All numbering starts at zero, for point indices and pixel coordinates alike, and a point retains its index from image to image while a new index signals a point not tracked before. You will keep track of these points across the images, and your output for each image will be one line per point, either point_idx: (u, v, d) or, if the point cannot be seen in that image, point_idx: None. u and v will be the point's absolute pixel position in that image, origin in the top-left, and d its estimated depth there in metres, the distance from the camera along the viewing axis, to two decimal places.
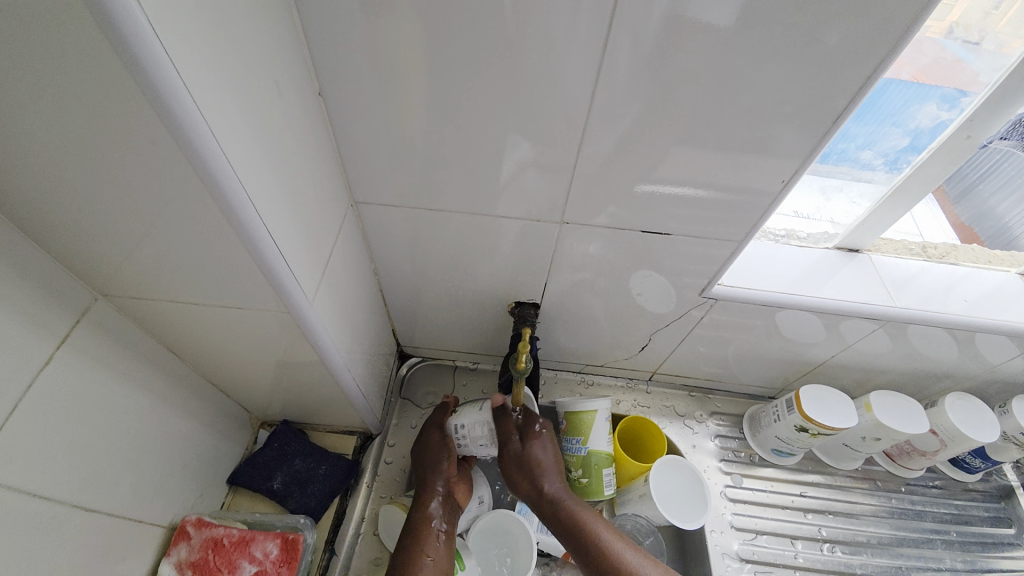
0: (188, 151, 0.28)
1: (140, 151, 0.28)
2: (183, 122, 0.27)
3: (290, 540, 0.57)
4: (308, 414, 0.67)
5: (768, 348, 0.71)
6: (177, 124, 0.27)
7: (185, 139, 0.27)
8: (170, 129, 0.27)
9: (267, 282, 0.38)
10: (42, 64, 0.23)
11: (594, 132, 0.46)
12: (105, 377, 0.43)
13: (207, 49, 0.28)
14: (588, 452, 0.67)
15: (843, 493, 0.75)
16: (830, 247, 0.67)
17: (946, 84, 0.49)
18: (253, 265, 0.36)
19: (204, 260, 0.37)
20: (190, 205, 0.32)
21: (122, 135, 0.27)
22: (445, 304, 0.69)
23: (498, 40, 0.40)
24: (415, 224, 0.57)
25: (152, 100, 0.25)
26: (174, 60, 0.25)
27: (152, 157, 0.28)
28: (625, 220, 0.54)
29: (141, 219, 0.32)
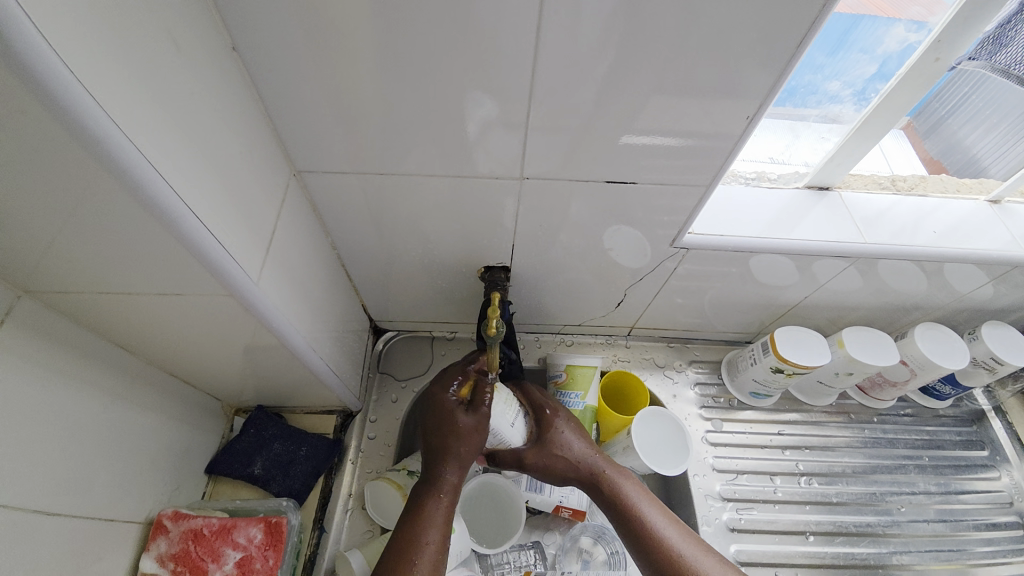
0: (71, 123, 0.24)
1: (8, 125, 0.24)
2: (56, 92, 0.23)
3: (273, 523, 0.56)
4: (283, 397, 0.66)
5: (743, 293, 0.71)
6: (47, 91, 0.23)
7: (55, 104, 0.23)
8: (37, 97, 0.23)
9: (203, 265, 0.35)
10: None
11: (549, 80, 0.42)
12: (44, 379, 0.40)
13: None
14: (584, 405, 0.71)
15: (819, 428, 0.78)
16: (801, 186, 0.65)
17: (908, 11, 0.48)
18: (181, 248, 0.33)
19: (125, 245, 0.33)
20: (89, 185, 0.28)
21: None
22: (413, 275, 0.67)
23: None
24: (370, 192, 0.53)
25: (5, 61, 0.21)
26: (27, 17, 0.22)
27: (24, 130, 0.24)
28: (589, 174, 0.52)
29: (37, 206, 0.28)
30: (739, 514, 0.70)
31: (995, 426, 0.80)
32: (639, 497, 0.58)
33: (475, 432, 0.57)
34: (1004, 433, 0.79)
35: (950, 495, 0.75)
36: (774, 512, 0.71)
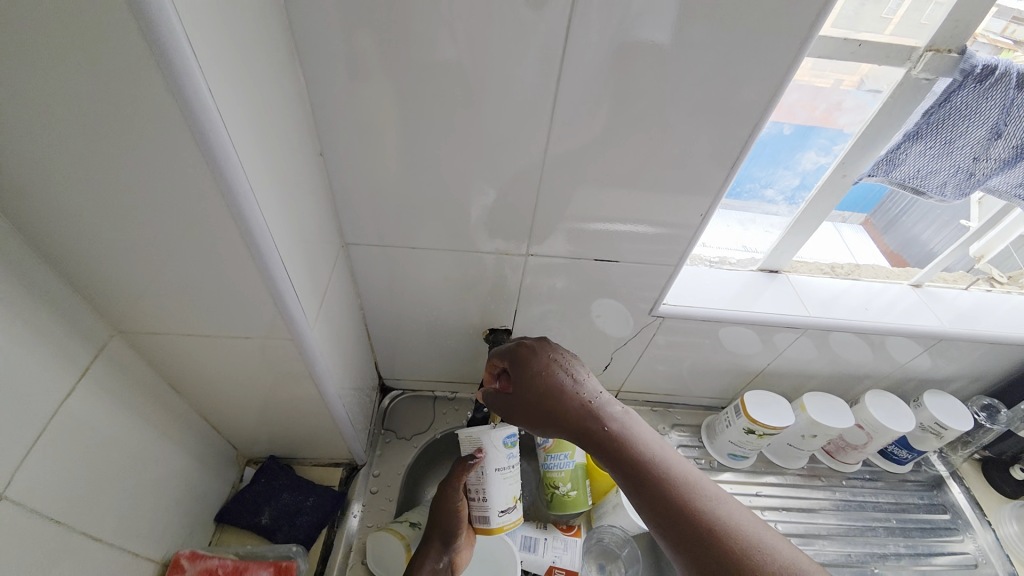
0: (231, 201, 0.35)
1: (186, 204, 0.34)
2: (234, 188, 0.34)
3: (283, 566, 0.57)
4: (295, 447, 0.70)
5: (714, 359, 0.80)
6: (228, 189, 0.34)
7: (230, 195, 0.34)
8: (219, 189, 0.34)
9: (277, 311, 0.44)
10: (115, 130, 0.30)
11: (552, 179, 0.55)
12: (115, 408, 0.46)
13: (248, 120, 0.35)
14: (575, 465, 0.74)
15: (795, 491, 0.83)
16: (755, 269, 0.77)
17: (833, 125, 0.59)
18: (267, 296, 0.42)
19: (222, 292, 0.42)
20: (219, 247, 0.38)
21: (175, 187, 0.33)
22: (423, 336, 0.75)
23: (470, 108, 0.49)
24: (399, 261, 0.63)
25: (207, 163, 0.32)
26: (232, 139, 0.33)
27: (195, 208, 0.35)
28: (581, 251, 0.63)
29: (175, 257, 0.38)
30: None
31: (956, 492, 0.85)
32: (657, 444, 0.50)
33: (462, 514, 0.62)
34: (964, 498, 0.85)
35: (920, 557, 0.79)
36: None
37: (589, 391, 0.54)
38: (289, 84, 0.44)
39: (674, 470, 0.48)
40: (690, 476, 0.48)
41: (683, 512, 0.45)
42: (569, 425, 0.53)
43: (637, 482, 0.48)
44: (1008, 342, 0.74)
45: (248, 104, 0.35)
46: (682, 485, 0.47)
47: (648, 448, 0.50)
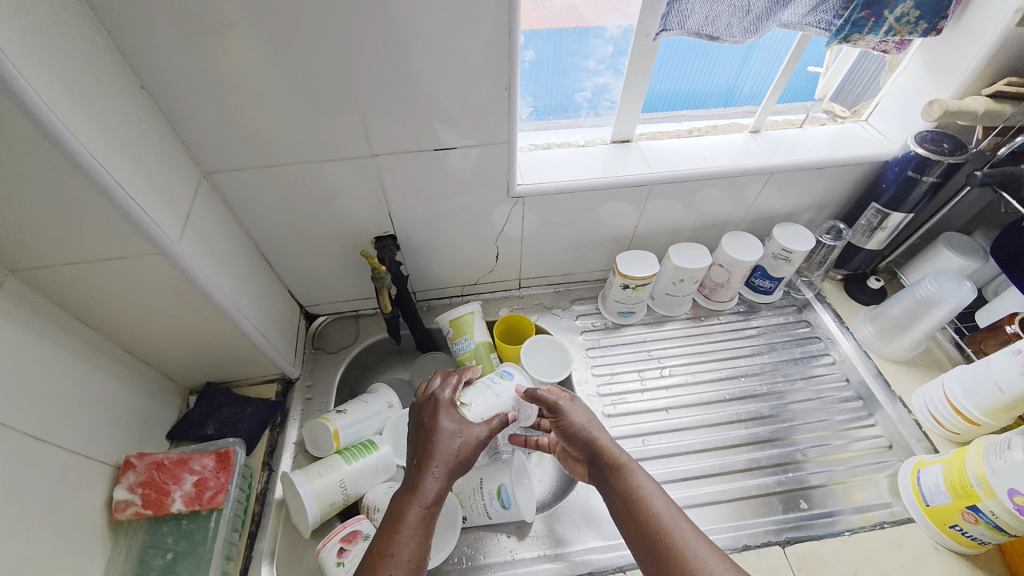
0: (34, 119, 0.40)
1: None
2: (31, 104, 0.40)
3: (222, 453, 0.66)
4: (227, 371, 0.79)
5: (591, 231, 0.89)
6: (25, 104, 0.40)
7: (30, 111, 0.40)
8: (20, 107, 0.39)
9: (132, 224, 0.51)
10: None
11: (368, 74, 0.58)
12: (27, 337, 0.53)
13: (38, 50, 0.41)
14: (476, 343, 0.86)
15: (669, 332, 0.95)
16: (608, 142, 0.85)
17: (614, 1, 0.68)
18: (114, 210, 0.49)
19: (75, 215, 0.48)
20: (48, 167, 0.44)
21: None
22: (321, 257, 0.83)
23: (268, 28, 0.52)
24: (267, 183, 0.69)
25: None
26: (11, 59, 0.38)
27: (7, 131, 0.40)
28: (422, 144, 0.67)
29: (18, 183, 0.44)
30: (616, 404, 0.85)
31: (820, 309, 0.96)
32: (648, 482, 0.58)
33: (460, 444, 0.62)
34: (826, 313, 0.95)
35: (781, 362, 0.91)
36: (641, 398, 0.86)
37: (598, 433, 0.64)
38: (80, 17, 0.47)
39: (653, 502, 0.56)
40: (672, 518, 0.55)
41: (652, 539, 0.54)
42: (577, 445, 0.65)
43: (620, 506, 0.58)
44: (831, 164, 0.83)
45: (31, 32, 0.41)
46: (659, 517, 0.55)
47: (636, 480, 0.59)
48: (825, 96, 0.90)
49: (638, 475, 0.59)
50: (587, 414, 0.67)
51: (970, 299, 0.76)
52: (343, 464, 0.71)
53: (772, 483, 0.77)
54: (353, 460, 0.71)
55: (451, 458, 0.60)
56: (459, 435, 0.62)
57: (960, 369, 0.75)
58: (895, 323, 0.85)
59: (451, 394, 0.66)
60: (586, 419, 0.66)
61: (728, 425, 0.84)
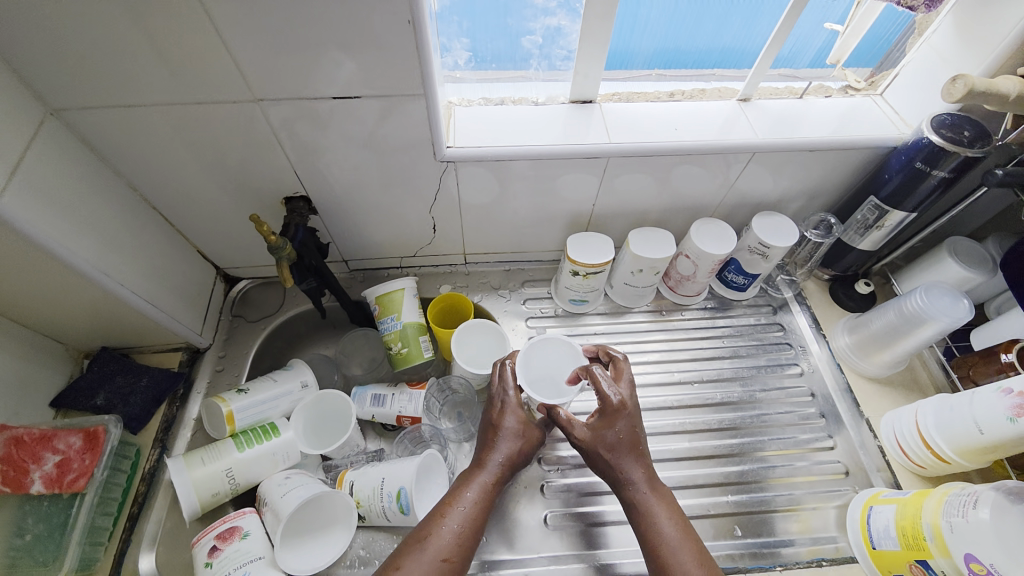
0: None
1: None
2: None
3: (92, 432, 0.62)
4: (122, 337, 0.72)
5: (542, 206, 0.78)
6: None
7: None
8: None
9: None
10: None
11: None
12: None
13: None
14: (402, 325, 0.77)
15: (626, 326, 0.85)
16: (566, 101, 0.72)
17: None
18: None
19: None
20: None
21: None
22: (230, 217, 0.73)
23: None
24: (141, 127, 0.58)
25: None
26: None
27: None
28: (322, 91, 0.57)
29: None
30: None
31: (797, 312, 0.86)
32: (666, 515, 0.56)
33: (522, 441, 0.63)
34: (803, 317, 0.85)
35: (743, 368, 0.82)
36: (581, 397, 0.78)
37: (628, 443, 0.59)
38: None
39: (666, 540, 0.54)
40: (688, 565, 0.52)
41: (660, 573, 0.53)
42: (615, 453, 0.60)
43: (641, 528, 0.56)
44: (827, 146, 0.70)
45: None
46: (670, 556, 0.53)
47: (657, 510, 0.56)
48: (839, 61, 0.75)
49: (659, 509, 0.56)
50: (631, 427, 0.59)
51: (964, 319, 0.66)
52: (232, 450, 0.64)
53: (709, 505, 0.70)
54: (244, 447, 0.65)
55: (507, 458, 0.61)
56: (520, 433, 0.63)
57: (937, 399, 0.66)
58: (876, 337, 0.75)
59: (515, 396, 0.63)
60: (626, 427, 0.59)
61: (676, 436, 0.75)
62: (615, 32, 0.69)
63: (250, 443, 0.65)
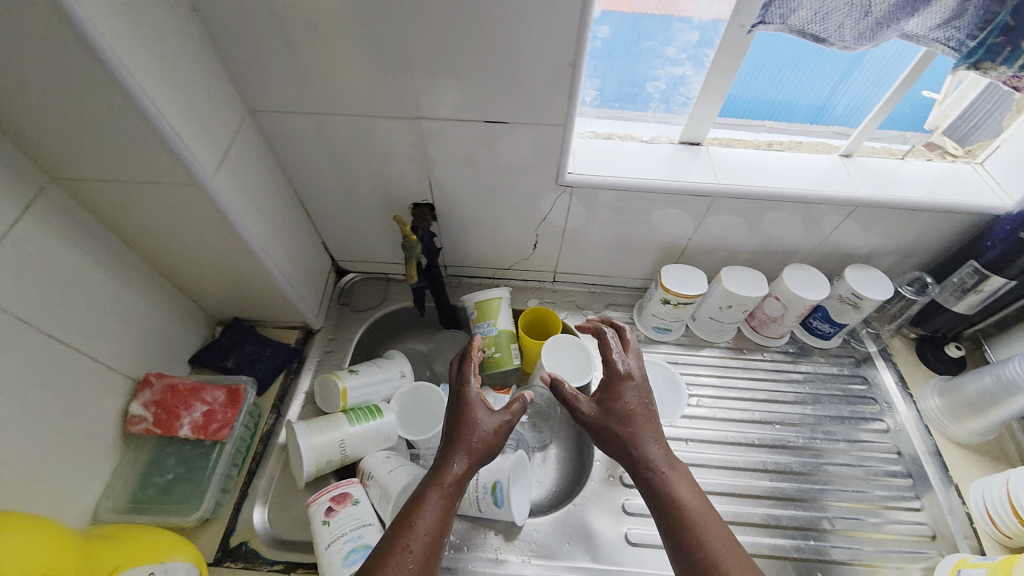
0: (85, 40, 0.41)
1: (50, 44, 0.41)
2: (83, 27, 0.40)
3: (233, 389, 0.70)
4: (253, 311, 0.81)
5: (639, 236, 0.83)
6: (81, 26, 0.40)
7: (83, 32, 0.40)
8: (74, 29, 0.40)
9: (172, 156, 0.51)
10: None
11: (425, 33, 0.55)
12: (67, 247, 0.56)
13: None
14: (497, 330, 0.83)
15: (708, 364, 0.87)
16: (676, 142, 0.78)
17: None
18: (154, 138, 0.49)
19: (119, 138, 0.49)
20: (96, 87, 0.44)
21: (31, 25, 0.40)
22: (358, 216, 0.82)
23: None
24: (314, 132, 0.68)
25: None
26: None
27: (58, 46, 0.41)
28: (468, 117, 0.65)
29: (70, 99, 0.45)
30: None
31: (881, 367, 0.86)
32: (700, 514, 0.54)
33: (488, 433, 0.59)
34: (888, 373, 0.85)
35: (824, 416, 0.82)
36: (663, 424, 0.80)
37: (656, 452, 0.59)
38: None
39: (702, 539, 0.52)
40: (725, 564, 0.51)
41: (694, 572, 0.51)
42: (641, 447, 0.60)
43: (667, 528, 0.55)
44: (930, 207, 0.72)
45: None
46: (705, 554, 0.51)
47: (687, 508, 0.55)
48: (937, 128, 0.79)
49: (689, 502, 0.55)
50: (641, 397, 0.62)
51: None
52: (345, 423, 0.71)
53: (787, 546, 0.70)
54: (355, 423, 0.71)
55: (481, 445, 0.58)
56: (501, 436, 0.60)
57: None
58: (968, 402, 0.75)
59: (480, 389, 0.61)
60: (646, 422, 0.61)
61: (751, 472, 0.76)
62: (733, 86, 0.74)
63: (361, 420, 0.71)
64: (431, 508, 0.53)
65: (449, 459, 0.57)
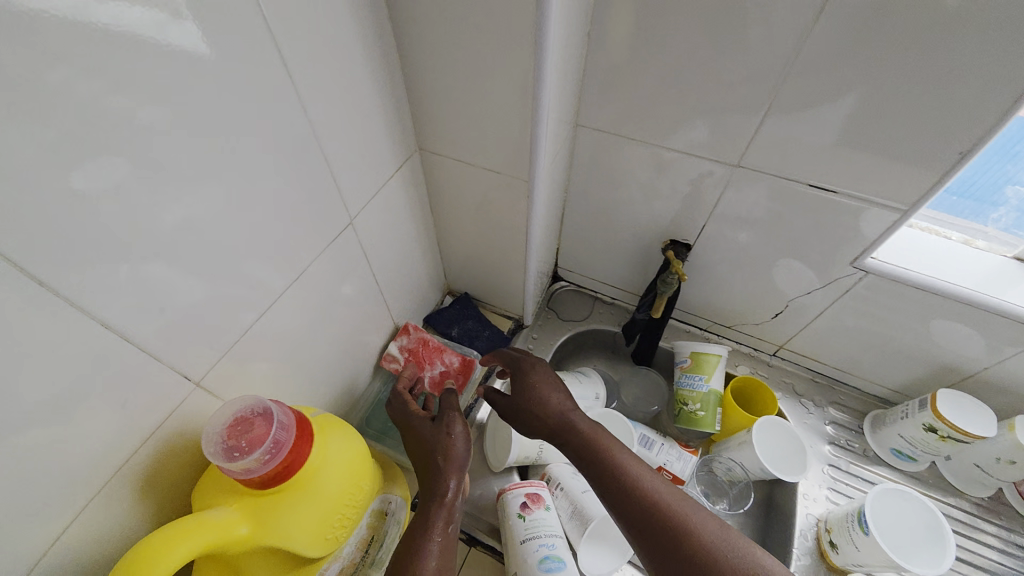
0: (536, 78, 0.47)
1: (506, 70, 0.48)
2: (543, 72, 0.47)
3: (466, 359, 0.79)
4: (486, 292, 0.89)
5: (914, 347, 0.72)
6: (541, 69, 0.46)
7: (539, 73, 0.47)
8: (534, 69, 0.47)
9: (531, 169, 0.58)
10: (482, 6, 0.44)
11: (795, 96, 0.53)
12: (404, 209, 0.66)
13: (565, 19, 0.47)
14: (708, 389, 0.79)
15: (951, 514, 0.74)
16: (1011, 256, 0.65)
17: None
18: (527, 153, 0.56)
19: (497, 144, 0.57)
20: (513, 106, 0.51)
21: (500, 53, 0.47)
22: (604, 237, 0.84)
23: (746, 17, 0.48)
24: (614, 155, 0.70)
25: (539, 46, 0.44)
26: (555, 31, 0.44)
27: (509, 71, 0.48)
28: (800, 172, 0.59)
29: (484, 106, 0.53)
30: None
31: None
32: None
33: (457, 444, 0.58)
34: None
35: None
36: None
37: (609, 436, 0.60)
38: None
39: None
40: None
41: None
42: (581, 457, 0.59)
43: None
44: None
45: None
46: None
47: None
48: None
49: None
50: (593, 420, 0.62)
51: None
52: None
53: None
54: None
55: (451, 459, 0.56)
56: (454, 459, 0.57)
57: None
58: None
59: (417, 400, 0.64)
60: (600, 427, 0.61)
61: None
62: None
63: None
64: (433, 534, 0.51)
65: (444, 480, 0.55)
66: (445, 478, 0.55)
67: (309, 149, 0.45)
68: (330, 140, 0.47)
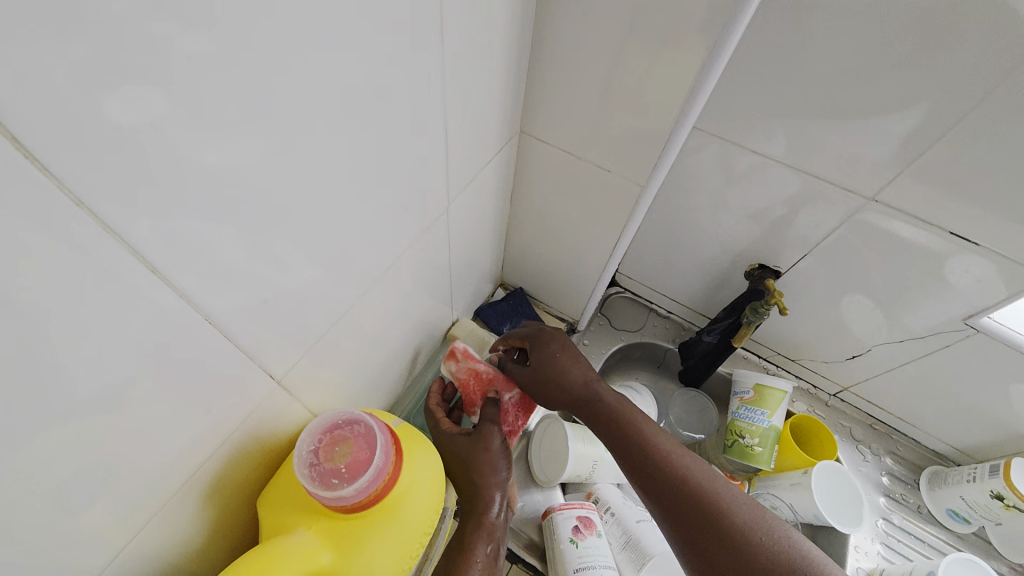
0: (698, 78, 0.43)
1: (664, 64, 0.44)
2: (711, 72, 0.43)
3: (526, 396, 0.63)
4: (543, 290, 0.84)
5: (997, 412, 0.68)
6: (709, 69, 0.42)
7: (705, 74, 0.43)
8: (702, 67, 0.42)
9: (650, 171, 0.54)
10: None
11: (965, 136, 0.46)
12: (487, 198, 0.60)
13: None
14: (769, 425, 0.74)
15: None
16: None
17: None
18: (652, 155, 0.52)
19: (619, 140, 0.53)
20: (656, 104, 0.47)
21: (664, 43, 0.42)
22: (679, 255, 0.77)
23: (929, 47, 0.42)
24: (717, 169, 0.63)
25: (721, 45, 0.40)
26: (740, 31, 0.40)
27: (666, 65, 0.44)
28: (931, 223, 0.53)
29: (620, 100, 0.49)
30: None
31: None
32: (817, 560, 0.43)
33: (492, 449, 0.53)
34: None
35: None
36: None
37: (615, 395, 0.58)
38: None
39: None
40: None
41: None
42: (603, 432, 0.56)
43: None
44: None
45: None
46: None
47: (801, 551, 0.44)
48: None
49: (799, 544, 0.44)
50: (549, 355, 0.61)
51: None
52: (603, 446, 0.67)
53: None
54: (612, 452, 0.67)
55: (491, 473, 0.51)
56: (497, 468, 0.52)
57: None
58: None
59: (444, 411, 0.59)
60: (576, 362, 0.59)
61: None
62: None
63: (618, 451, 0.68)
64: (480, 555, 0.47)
65: (485, 497, 0.50)
66: (486, 498, 0.50)
67: (429, 129, 0.40)
68: (447, 121, 0.42)
